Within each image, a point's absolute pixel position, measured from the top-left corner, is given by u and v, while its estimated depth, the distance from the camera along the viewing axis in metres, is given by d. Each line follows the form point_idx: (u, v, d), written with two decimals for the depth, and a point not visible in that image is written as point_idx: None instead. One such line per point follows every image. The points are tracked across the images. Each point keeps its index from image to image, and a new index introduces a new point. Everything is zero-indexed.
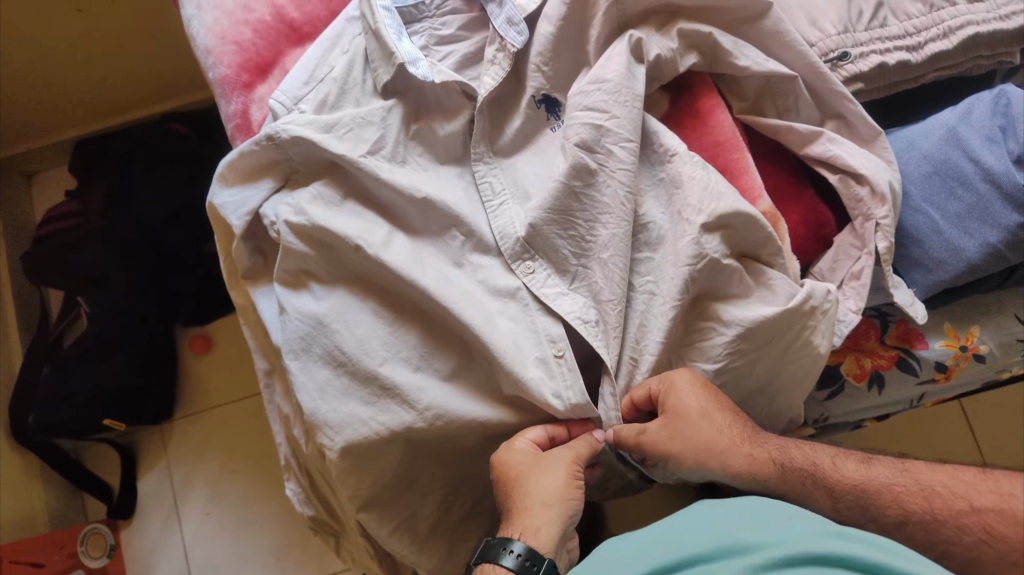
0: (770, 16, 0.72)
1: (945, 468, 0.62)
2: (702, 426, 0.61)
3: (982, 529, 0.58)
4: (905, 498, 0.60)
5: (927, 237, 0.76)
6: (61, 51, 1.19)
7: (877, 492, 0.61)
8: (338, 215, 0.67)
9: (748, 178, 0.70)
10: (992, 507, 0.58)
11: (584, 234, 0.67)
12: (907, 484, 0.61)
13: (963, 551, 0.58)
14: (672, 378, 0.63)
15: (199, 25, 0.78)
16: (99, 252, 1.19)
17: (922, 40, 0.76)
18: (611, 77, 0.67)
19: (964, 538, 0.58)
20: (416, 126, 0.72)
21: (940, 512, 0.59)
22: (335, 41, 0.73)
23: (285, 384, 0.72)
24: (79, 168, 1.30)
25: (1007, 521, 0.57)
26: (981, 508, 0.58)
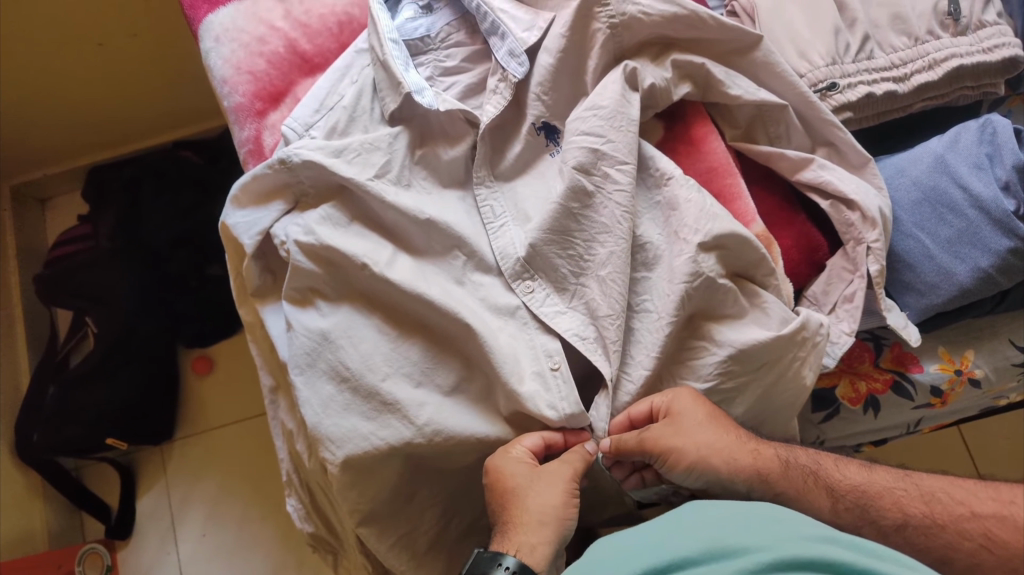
0: (761, 48, 0.75)
1: (945, 476, 0.63)
2: (700, 436, 0.62)
3: (982, 535, 0.59)
4: (906, 503, 0.61)
5: (918, 261, 0.78)
6: (81, 82, 1.23)
7: (877, 494, 0.62)
8: (344, 235, 0.69)
9: (741, 202, 0.73)
10: (992, 513, 0.59)
11: (582, 253, 0.69)
12: (908, 489, 0.62)
13: (965, 556, 0.59)
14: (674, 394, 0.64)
15: (216, 56, 0.82)
16: (107, 275, 1.22)
17: (908, 71, 0.80)
18: (606, 104, 0.69)
19: (965, 544, 0.59)
20: (421, 151, 0.75)
21: (940, 516, 0.60)
22: (345, 72, 0.77)
23: (289, 400, 0.74)
24: (93, 193, 1.33)
25: (1008, 529, 0.58)
26: (981, 514, 0.59)
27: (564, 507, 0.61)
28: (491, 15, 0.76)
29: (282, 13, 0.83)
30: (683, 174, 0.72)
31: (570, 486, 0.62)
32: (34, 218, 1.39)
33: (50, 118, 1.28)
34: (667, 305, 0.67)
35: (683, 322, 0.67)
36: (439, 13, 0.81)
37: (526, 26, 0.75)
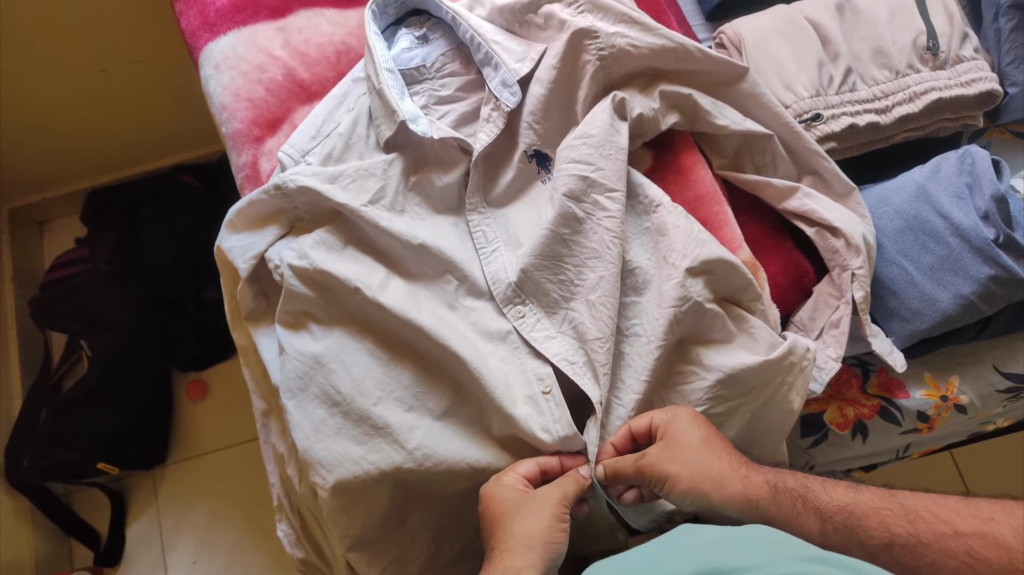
0: (747, 80, 0.77)
1: (926, 495, 0.64)
2: (699, 455, 0.63)
3: (966, 553, 0.59)
4: (892, 522, 0.62)
5: (902, 288, 0.79)
6: (82, 107, 1.25)
7: (866, 514, 0.63)
8: (338, 259, 0.71)
9: (728, 229, 0.74)
10: (975, 531, 0.60)
11: (572, 278, 0.71)
12: (894, 508, 0.63)
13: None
14: (675, 413, 0.64)
15: (216, 84, 0.84)
16: (104, 298, 1.22)
17: (889, 103, 0.82)
18: (596, 132, 0.71)
19: (949, 562, 0.60)
20: (415, 178, 0.76)
21: (925, 535, 0.61)
22: (342, 99, 0.79)
23: (281, 423, 0.74)
24: (90, 217, 1.35)
25: (988, 545, 0.58)
26: (963, 532, 0.60)
27: (552, 531, 0.61)
28: (484, 46, 0.78)
29: (281, 42, 0.85)
30: (672, 201, 0.73)
31: (559, 510, 0.62)
32: (32, 241, 1.40)
33: (51, 142, 1.29)
34: (656, 329, 0.67)
35: (672, 346, 0.68)
36: (434, 43, 0.83)
37: (519, 57, 0.77)
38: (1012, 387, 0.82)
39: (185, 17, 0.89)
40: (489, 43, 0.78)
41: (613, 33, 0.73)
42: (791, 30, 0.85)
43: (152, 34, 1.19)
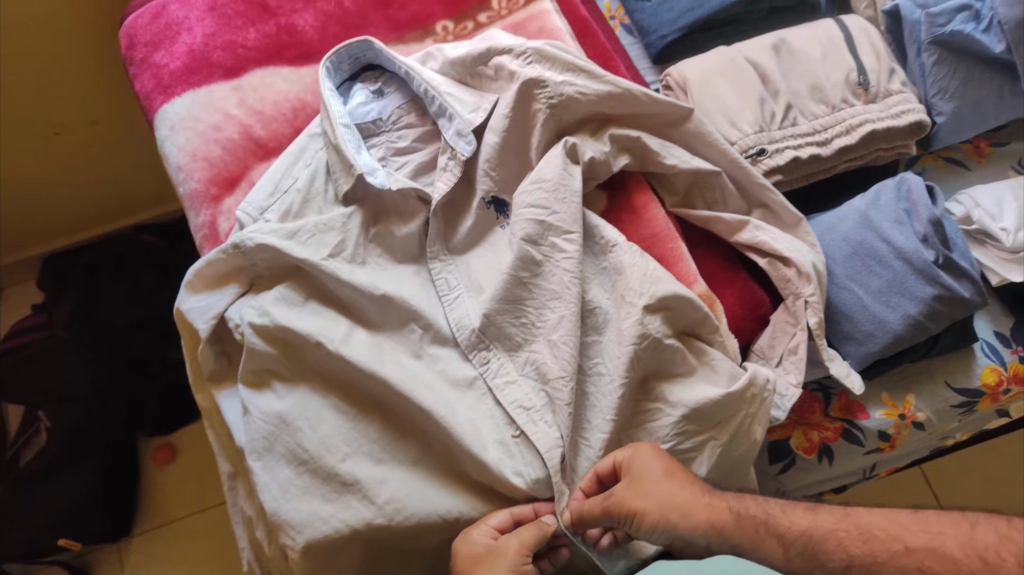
0: (692, 120, 0.80)
1: None
2: (663, 485, 0.63)
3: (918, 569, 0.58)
4: (849, 543, 0.61)
5: (854, 312, 0.82)
6: (36, 172, 1.24)
7: (823, 538, 0.62)
8: (300, 315, 0.71)
9: (683, 264, 0.77)
10: (924, 547, 0.58)
11: (533, 320, 0.72)
12: (850, 528, 0.62)
13: None
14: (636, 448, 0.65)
15: (172, 145, 0.84)
16: (62, 366, 1.19)
17: (829, 136, 0.86)
18: (549, 177, 0.73)
19: None
20: (375, 229, 0.77)
21: (879, 554, 0.60)
22: (299, 155, 0.80)
23: (249, 485, 0.73)
24: (46, 282, 1.32)
25: (937, 560, 0.57)
26: (915, 548, 0.58)
27: None
28: (437, 98, 0.80)
29: (237, 101, 0.86)
30: (627, 240, 0.75)
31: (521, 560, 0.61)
32: None
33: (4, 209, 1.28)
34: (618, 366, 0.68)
35: (635, 383, 0.69)
36: (390, 97, 0.85)
37: (472, 107, 0.79)
38: (965, 402, 0.85)
39: (139, 80, 0.89)
40: (442, 95, 0.80)
41: (562, 82, 0.75)
42: (731, 71, 0.89)
43: (106, 96, 1.19)
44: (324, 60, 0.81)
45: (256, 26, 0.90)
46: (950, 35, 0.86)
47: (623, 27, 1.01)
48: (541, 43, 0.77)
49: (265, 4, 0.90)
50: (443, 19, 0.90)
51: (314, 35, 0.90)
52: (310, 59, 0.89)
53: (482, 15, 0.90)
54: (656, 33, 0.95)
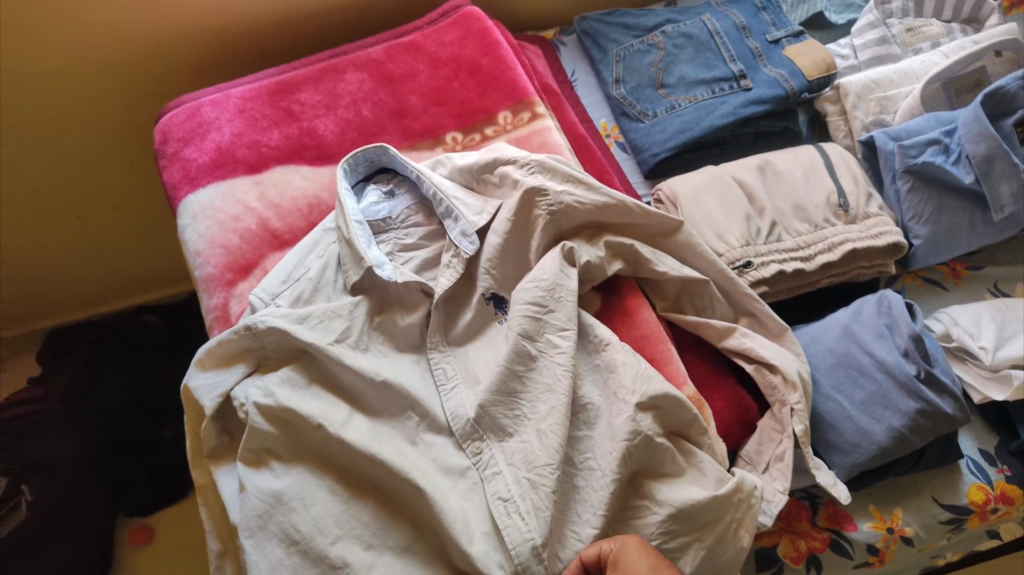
0: (683, 231, 0.86)
1: None
2: None
3: None
4: None
5: (839, 421, 0.84)
6: (55, 250, 1.29)
7: None
8: (302, 398, 0.73)
9: (673, 366, 0.80)
10: None
11: (526, 412, 0.74)
12: None
13: None
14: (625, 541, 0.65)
15: (192, 232, 0.90)
16: (56, 442, 1.19)
17: (812, 252, 0.91)
18: (546, 277, 0.77)
19: None
20: (379, 318, 0.81)
21: None
22: (313, 247, 0.84)
23: (236, 567, 0.73)
24: (47, 359, 1.34)
25: None
26: None
27: None
28: (445, 200, 0.86)
29: (257, 195, 0.92)
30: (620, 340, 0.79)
31: None
32: None
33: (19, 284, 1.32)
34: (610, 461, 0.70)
35: (625, 481, 0.71)
36: (400, 197, 0.91)
37: (477, 210, 0.85)
38: (953, 517, 0.86)
39: (168, 171, 0.96)
40: (448, 198, 0.86)
41: (562, 192, 0.81)
42: (719, 189, 0.95)
43: (134, 186, 1.26)
44: (343, 162, 0.88)
45: (280, 128, 0.97)
46: (922, 166, 0.93)
47: (618, 144, 1.09)
48: (544, 156, 0.84)
49: (290, 109, 0.98)
50: (453, 130, 0.98)
51: (334, 138, 0.97)
52: (328, 161, 0.96)
53: (489, 128, 0.98)
54: (649, 150, 1.03)
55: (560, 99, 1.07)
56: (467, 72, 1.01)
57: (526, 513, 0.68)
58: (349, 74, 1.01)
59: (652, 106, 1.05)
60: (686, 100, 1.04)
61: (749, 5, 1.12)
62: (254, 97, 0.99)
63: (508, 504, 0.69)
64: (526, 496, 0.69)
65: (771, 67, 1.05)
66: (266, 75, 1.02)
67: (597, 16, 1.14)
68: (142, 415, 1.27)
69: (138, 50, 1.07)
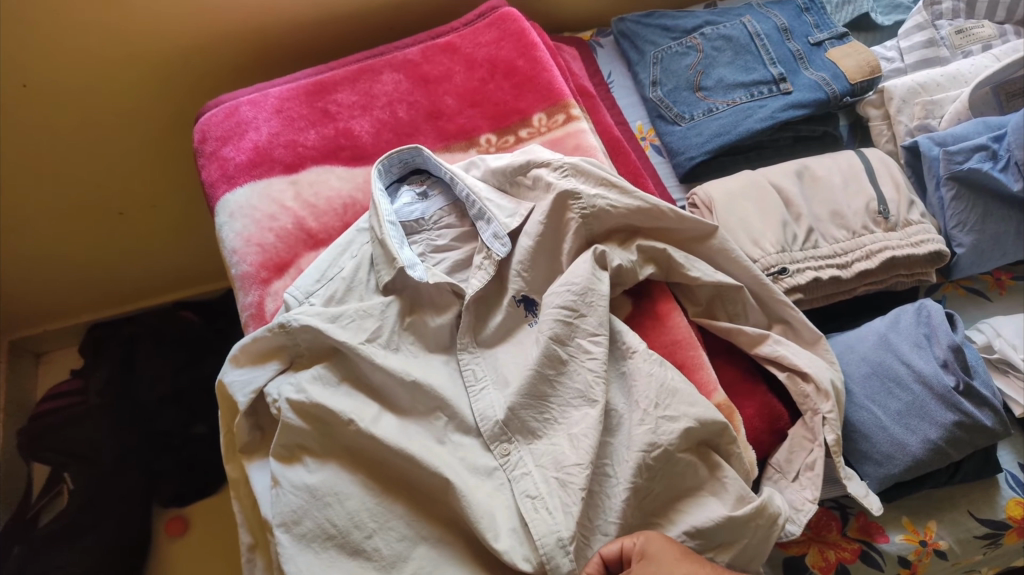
0: (717, 236, 0.85)
1: None
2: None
3: None
4: None
5: (872, 431, 0.83)
6: (100, 244, 1.33)
7: None
8: (335, 396, 0.74)
9: (703, 373, 0.79)
10: None
11: (556, 416, 0.74)
12: None
13: None
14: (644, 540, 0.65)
15: (229, 230, 0.92)
16: (95, 431, 1.24)
17: (848, 259, 0.90)
18: (578, 280, 0.77)
19: None
20: (410, 319, 0.81)
21: None
22: (346, 247, 0.86)
23: (267, 558, 0.74)
24: (89, 350, 1.39)
25: None
26: None
27: None
28: (478, 203, 0.86)
29: (293, 194, 0.94)
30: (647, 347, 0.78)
31: None
32: (27, 373, 1.43)
33: (63, 276, 1.36)
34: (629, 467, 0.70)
35: (645, 491, 0.71)
36: (433, 199, 0.92)
37: (509, 213, 0.85)
38: (989, 533, 0.83)
39: (207, 170, 0.98)
40: (480, 201, 0.86)
41: (594, 195, 0.81)
42: (755, 194, 0.94)
43: (174, 182, 1.29)
44: (377, 163, 0.89)
45: (317, 128, 0.99)
46: (968, 172, 0.90)
47: (652, 147, 1.08)
48: (578, 160, 0.83)
49: (327, 109, 1.00)
50: (488, 132, 0.98)
51: (369, 139, 0.98)
52: (363, 161, 0.97)
53: (523, 130, 0.98)
54: (684, 154, 1.02)
55: (595, 101, 1.07)
56: (503, 73, 1.01)
57: (555, 508, 0.69)
58: (386, 75, 1.02)
59: (688, 109, 1.04)
60: (723, 103, 1.04)
61: (791, 7, 1.10)
62: (292, 97, 1.01)
63: (534, 501, 0.70)
64: (555, 495, 0.70)
65: (813, 70, 1.03)
66: (304, 76, 1.04)
67: (634, 18, 1.14)
68: (175, 409, 1.29)
69: (183, 51, 1.10)
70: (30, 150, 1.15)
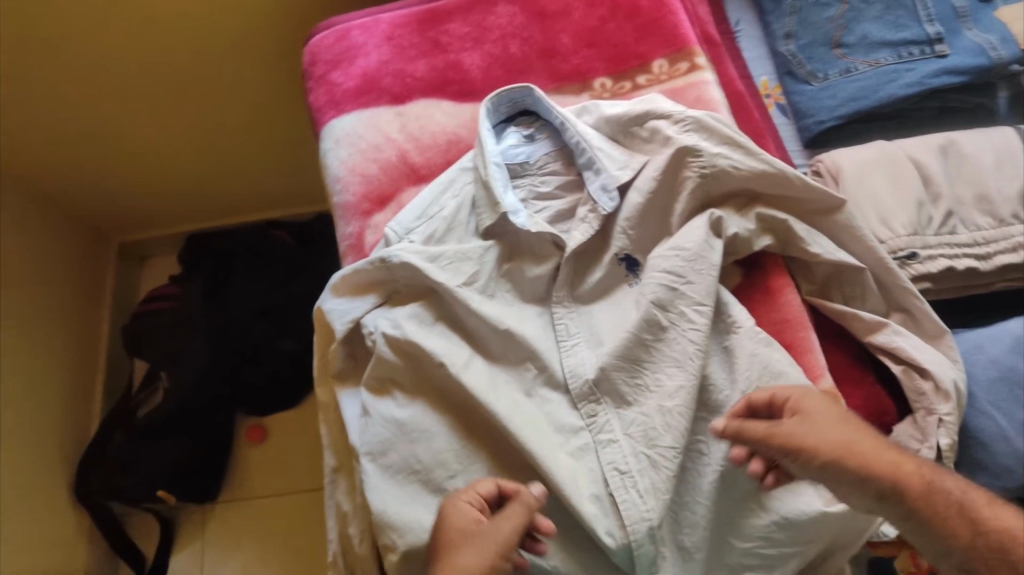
0: (844, 210, 0.78)
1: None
2: (840, 432, 0.62)
3: None
4: None
5: (993, 440, 0.76)
6: (206, 158, 1.37)
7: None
8: (431, 335, 0.74)
9: (811, 357, 0.74)
10: None
11: (648, 384, 0.71)
12: None
13: None
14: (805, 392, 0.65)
15: (335, 157, 0.91)
16: (189, 336, 1.30)
17: (989, 250, 0.82)
18: (689, 246, 0.73)
19: None
20: (508, 266, 0.79)
21: None
22: (449, 185, 0.83)
23: (349, 483, 0.76)
24: (188, 258, 1.44)
25: None
26: None
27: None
28: (589, 152, 0.82)
29: (398, 126, 0.92)
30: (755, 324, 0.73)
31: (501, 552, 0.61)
32: (131, 275, 1.50)
33: (167, 186, 1.40)
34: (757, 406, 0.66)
35: (735, 474, 0.68)
36: (539, 142, 0.88)
37: (622, 165, 0.80)
38: None
39: (314, 93, 0.97)
40: (592, 150, 0.82)
41: (716, 154, 0.75)
42: (890, 167, 0.86)
43: (278, 101, 1.29)
44: (486, 100, 0.86)
45: (427, 58, 0.96)
46: None
47: (777, 106, 1.01)
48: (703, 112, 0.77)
49: (437, 40, 0.97)
50: (603, 75, 0.93)
51: (479, 74, 0.95)
52: (471, 97, 0.94)
53: (642, 76, 0.92)
54: (814, 116, 0.94)
55: (722, 51, 0.99)
56: (626, 13, 0.94)
57: (645, 490, 0.66)
58: (501, 6, 0.97)
59: (825, 67, 0.95)
60: (864, 63, 0.94)
61: None
62: (403, 24, 0.98)
63: (623, 477, 0.68)
64: (645, 474, 0.67)
65: (977, 31, 0.92)
66: (417, 2, 1.01)
67: None
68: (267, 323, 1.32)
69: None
70: (147, 60, 1.17)
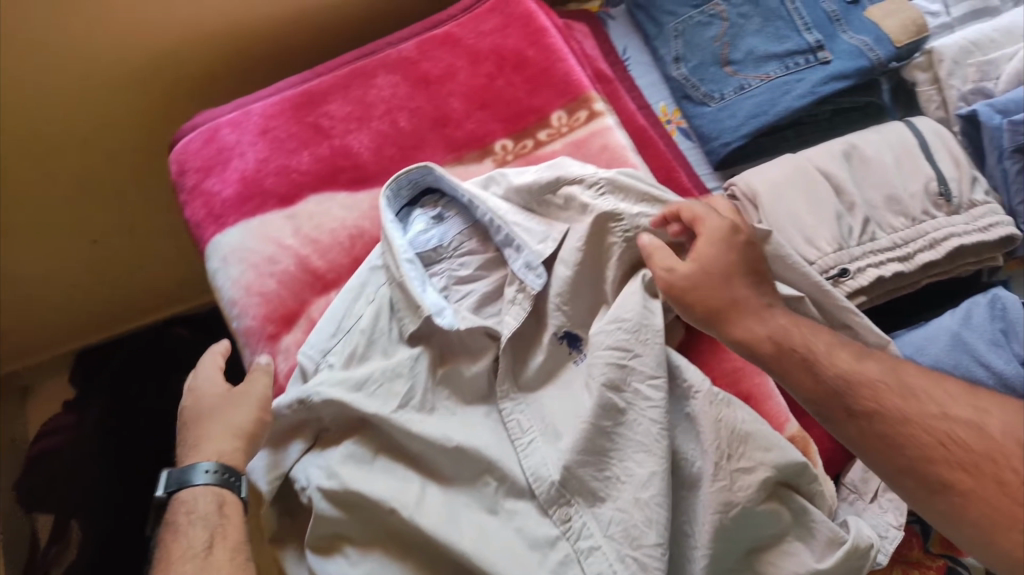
0: (771, 242, 0.76)
1: None
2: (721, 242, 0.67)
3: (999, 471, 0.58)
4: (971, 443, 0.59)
5: None
6: (77, 277, 1.22)
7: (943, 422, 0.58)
8: (372, 477, 0.67)
9: (771, 403, 0.72)
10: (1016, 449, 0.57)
11: (618, 474, 0.67)
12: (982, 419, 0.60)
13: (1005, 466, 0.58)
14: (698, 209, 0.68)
15: (225, 277, 0.82)
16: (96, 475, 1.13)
17: (911, 250, 0.82)
18: (629, 316, 0.69)
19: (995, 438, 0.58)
20: (442, 370, 0.73)
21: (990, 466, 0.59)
22: (360, 290, 0.76)
23: None
24: (81, 384, 1.28)
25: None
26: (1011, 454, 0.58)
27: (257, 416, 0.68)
28: (505, 227, 0.76)
29: (292, 230, 0.84)
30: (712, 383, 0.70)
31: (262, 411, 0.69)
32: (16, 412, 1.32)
33: (39, 314, 1.25)
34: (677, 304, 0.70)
35: (725, 551, 0.65)
36: (450, 221, 0.82)
37: (543, 237, 0.75)
38: None
39: (190, 207, 0.87)
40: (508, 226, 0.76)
41: (638, 213, 0.72)
42: (803, 183, 0.85)
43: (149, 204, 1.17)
44: (385, 188, 0.79)
45: (308, 148, 0.87)
46: None
47: (680, 131, 0.98)
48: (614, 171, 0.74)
49: (318, 124, 0.88)
50: (503, 136, 0.87)
51: (370, 156, 0.87)
52: (365, 183, 0.86)
53: (542, 131, 0.87)
54: (718, 139, 0.92)
55: (615, 86, 0.96)
56: (512, 67, 0.89)
57: None
58: (381, 77, 0.90)
59: (719, 88, 0.94)
60: (756, 79, 0.93)
61: None
62: (275, 113, 0.88)
63: None
64: None
65: (852, 32, 0.93)
66: (287, 85, 0.91)
67: None
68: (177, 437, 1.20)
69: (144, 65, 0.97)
70: None
